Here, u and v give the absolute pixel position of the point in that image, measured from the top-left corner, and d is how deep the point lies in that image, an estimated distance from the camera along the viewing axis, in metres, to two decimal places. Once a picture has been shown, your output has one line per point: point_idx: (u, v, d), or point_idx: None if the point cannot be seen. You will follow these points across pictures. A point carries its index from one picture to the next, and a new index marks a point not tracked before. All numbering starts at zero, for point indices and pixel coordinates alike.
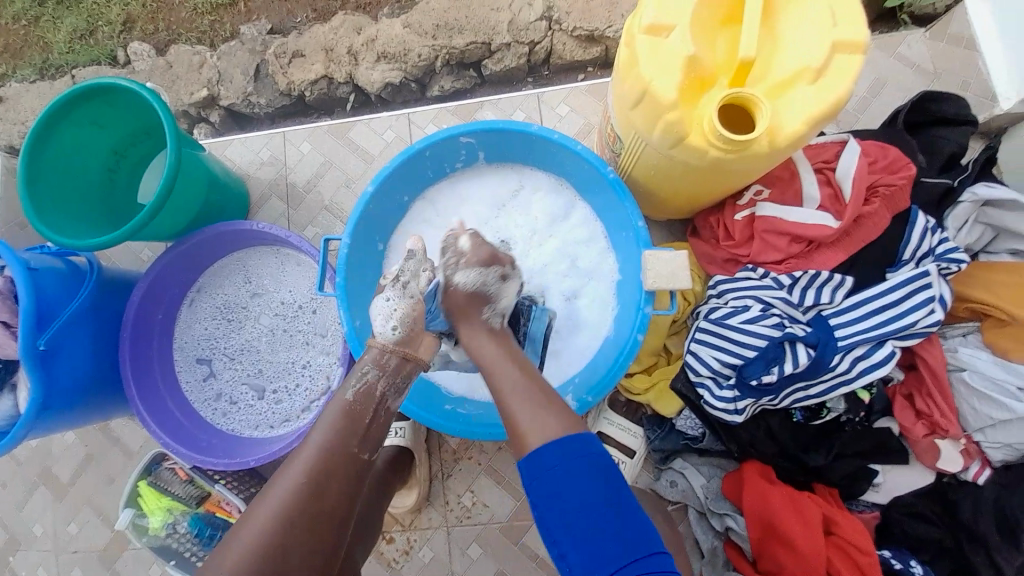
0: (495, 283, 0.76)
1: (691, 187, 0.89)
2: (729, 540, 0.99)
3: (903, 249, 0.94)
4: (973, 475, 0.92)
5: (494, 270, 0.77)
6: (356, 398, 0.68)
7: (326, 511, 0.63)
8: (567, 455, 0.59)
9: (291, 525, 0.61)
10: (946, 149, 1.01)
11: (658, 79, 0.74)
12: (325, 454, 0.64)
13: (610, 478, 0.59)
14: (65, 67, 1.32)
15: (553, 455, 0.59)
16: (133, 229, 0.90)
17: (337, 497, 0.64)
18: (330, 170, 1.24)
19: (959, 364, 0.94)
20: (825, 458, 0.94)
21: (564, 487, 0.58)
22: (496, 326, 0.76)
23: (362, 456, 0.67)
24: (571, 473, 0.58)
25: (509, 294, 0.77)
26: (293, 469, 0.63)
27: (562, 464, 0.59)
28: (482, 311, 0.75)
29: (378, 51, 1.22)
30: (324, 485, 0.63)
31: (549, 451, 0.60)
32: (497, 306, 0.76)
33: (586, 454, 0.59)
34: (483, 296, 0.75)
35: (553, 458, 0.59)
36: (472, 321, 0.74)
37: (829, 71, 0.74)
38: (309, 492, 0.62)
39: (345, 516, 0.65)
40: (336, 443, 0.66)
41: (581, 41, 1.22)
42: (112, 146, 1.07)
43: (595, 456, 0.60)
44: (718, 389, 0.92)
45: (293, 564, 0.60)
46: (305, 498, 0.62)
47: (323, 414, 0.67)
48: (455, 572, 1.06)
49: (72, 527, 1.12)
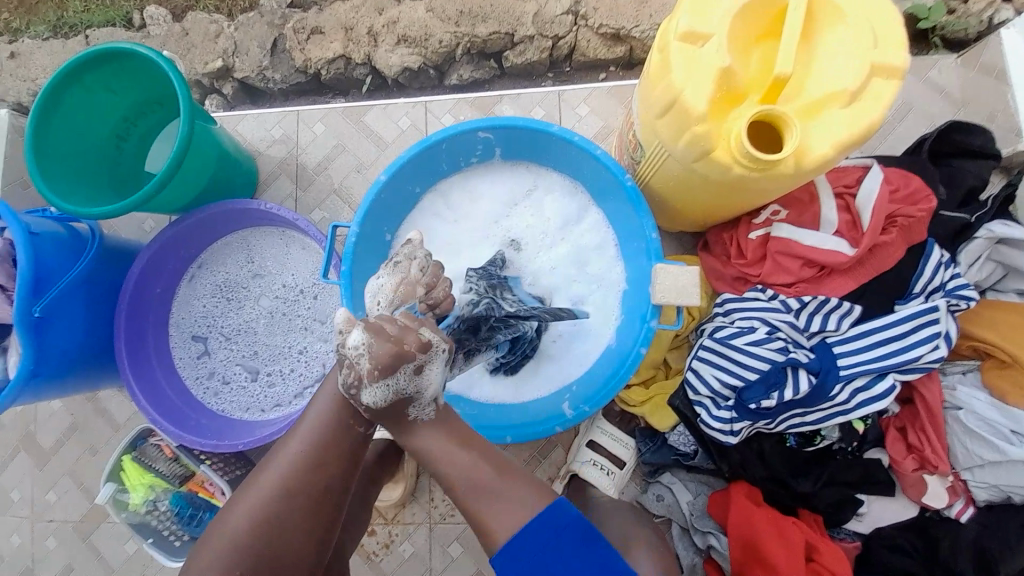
0: (408, 382, 0.60)
1: (710, 202, 0.87)
2: (710, 558, 0.98)
3: (914, 282, 0.93)
4: (957, 513, 0.92)
5: (404, 369, 0.59)
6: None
7: (323, 490, 0.62)
8: (542, 531, 0.60)
9: (287, 504, 0.61)
10: (966, 182, 1.00)
11: (688, 89, 0.72)
12: (313, 456, 0.63)
13: (588, 539, 0.62)
14: (80, 26, 1.30)
15: (529, 533, 0.60)
16: (143, 198, 0.89)
17: (332, 477, 0.63)
18: (341, 154, 1.22)
19: (956, 403, 0.93)
20: (813, 484, 0.93)
21: (546, 566, 0.59)
22: (431, 416, 0.64)
23: (358, 430, 0.66)
24: (549, 551, 0.60)
25: (433, 386, 0.62)
26: (293, 446, 0.64)
27: (537, 545, 0.60)
28: (408, 412, 0.63)
29: (399, 34, 1.19)
30: (323, 460, 0.63)
31: (523, 534, 0.60)
32: (422, 401, 0.63)
33: (560, 524, 0.61)
34: (404, 400, 0.62)
35: (530, 536, 0.60)
36: (404, 425, 0.64)
37: (864, 96, 0.72)
38: (305, 470, 0.62)
39: (340, 494, 0.64)
40: (335, 418, 0.65)
41: (606, 40, 1.19)
42: (125, 112, 1.06)
43: (572, 523, 0.61)
44: (716, 408, 0.91)
45: (287, 546, 0.60)
46: (303, 475, 0.62)
47: (318, 403, 0.67)
48: (434, 568, 1.06)
49: (50, 495, 1.13)
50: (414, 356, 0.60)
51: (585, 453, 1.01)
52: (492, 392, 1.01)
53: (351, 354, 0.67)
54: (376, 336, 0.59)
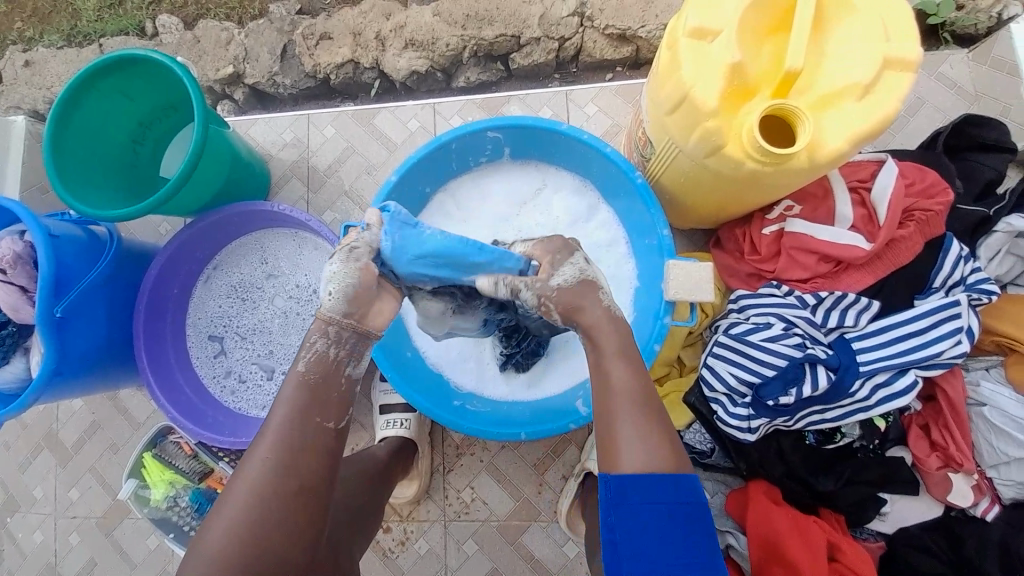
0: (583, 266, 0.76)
1: (721, 197, 0.86)
2: (729, 557, 0.96)
3: (934, 276, 0.91)
4: (982, 511, 0.91)
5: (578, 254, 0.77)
6: (308, 368, 0.66)
7: (297, 488, 0.61)
8: (658, 492, 0.60)
9: (262, 510, 0.59)
10: (984, 176, 0.98)
11: (698, 85, 0.72)
12: (296, 448, 0.62)
13: (696, 524, 0.60)
14: (93, 35, 1.32)
15: (646, 488, 0.60)
16: (157, 200, 0.90)
17: (307, 477, 0.62)
18: (351, 156, 1.23)
19: (979, 399, 0.91)
20: (834, 483, 0.92)
21: (643, 522, 0.59)
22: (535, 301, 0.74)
23: (328, 425, 0.65)
24: (655, 511, 0.59)
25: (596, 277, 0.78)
26: (257, 454, 0.62)
27: (646, 502, 0.59)
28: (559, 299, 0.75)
29: (406, 38, 1.20)
30: (293, 462, 0.61)
31: (639, 486, 0.60)
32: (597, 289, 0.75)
33: (678, 494, 0.60)
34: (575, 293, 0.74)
35: (643, 494, 0.59)
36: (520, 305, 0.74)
37: (878, 88, 0.72)
38: (279, 468, 0.61)
39: (322, 490, 0.63)
40: (307, 421, 0.64)
41: (613, 41, 1.19)
42: (141, 117, 1.07)
43: (689, 502, 0.60)
44: (733, 406, 0.91)
45: (274, 548, 0.59)
46: (276, 479, 0.60)
47: (280, 406, 0.64)
48: (450, 566, 1.06)
49: (73, 492, 1.14)
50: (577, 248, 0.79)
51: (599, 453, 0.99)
52: (503, 392, 1.00)
53: (311, 348, 0.67)
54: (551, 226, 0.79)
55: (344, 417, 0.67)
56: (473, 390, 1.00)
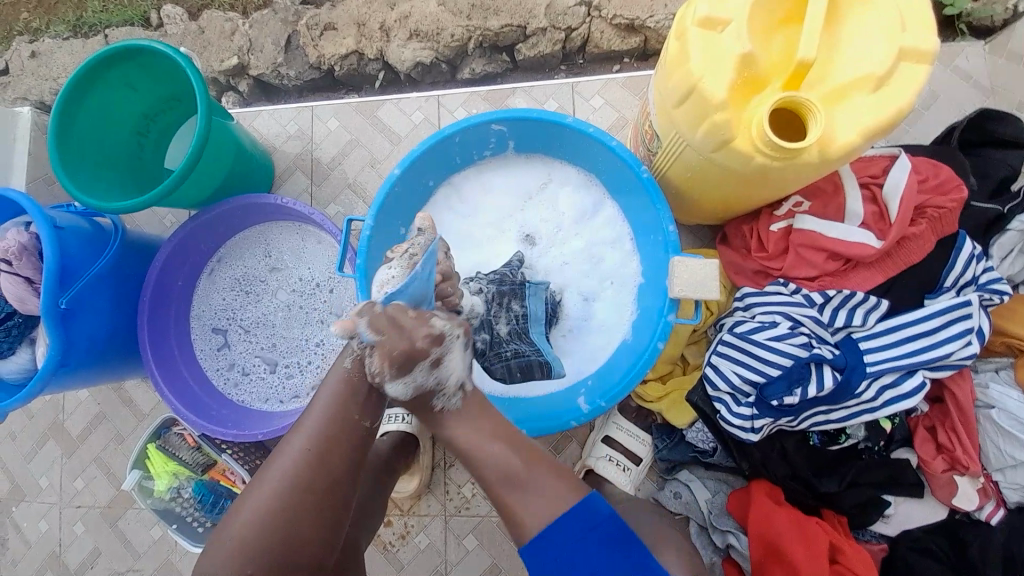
0: (428, 375, 0.65)
1: (728, 192, 0.85)
2: (728, 557, 0.96)
3: (945, 276, 0.89)
4: (987, 515, 0.89)
5: (421, 365, 0.64)
6: (353, 366, 0.66)
7: (328, 484, 0.62)
8: (573, 527, 0.63)
9: (293, 503, 0.60)
10: (999, 172, 0.95)
11: (707, 77, 0.70)
12: (330, 442, 0.63)
13: (619, 540, 0.64)
14: (98, 26, 1.31)
15: (559, 528, 0.63)
16: (160, 193, 0.89)
17: (337, 475, 0.62)
18: (354, 149, 1.22)
19: (988, 401, 0.90)
20: (838, 485, 0.91)
21: (573, 556, 0.62)
22: (456, 405, 0.68)
23: (364, 425, 0.66)
24: (580, 544, 0.62)
25: (456, 370, 0.67)
26: (294, 441, 0.63)
27: (566, 537, 0.62)
28: (434, 402, 0.67)
29: (411, 29, 1.19)
30: (326, 457, 0.62)
31: (556, 528, 0.62)
32: (446, 390, 0.67)
33: (591, 525, 0.63)
34: (426, 392, 0.66)
35: (560, 535, 0.62)
36: (431, 414, 0.68)
37: (893, 80, 0.69)
38: (314, 462, 0.62)
39: (349, 491, 0.64)
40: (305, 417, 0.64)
41: (621, 31, 1.17)
42: (144, 109, 1.07)
43: (602, 522, 0.63)
44: (735, 405, 0.89)
45: (297, 537, 0.59)
46: (311, 468, 0.61)
47: (316, 411, 0.65)
48: (449, 560, 1.06)
49: (78, 482, 1.15)
50: (428, 350, 0.64)
51: (601, 448, 0.99)
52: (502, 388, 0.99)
53: (353, 349, 0.66)
54: (382, 326, 0.64)
55: (379, 418, 0.68)
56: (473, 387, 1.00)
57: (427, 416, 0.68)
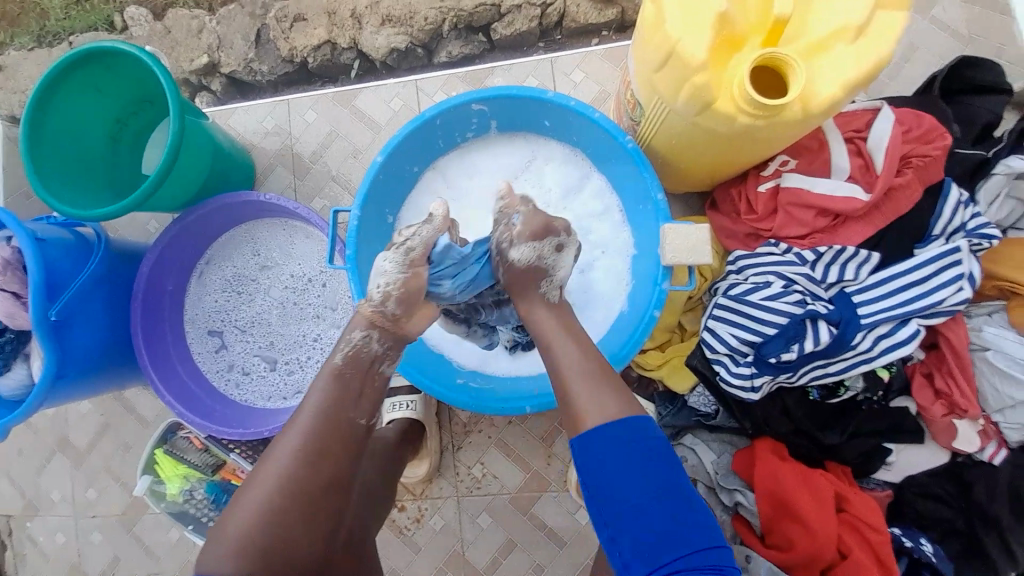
0: (551, 254, 0.78)
1: (716, 156, 0.84)
2: (737, 515, 0.97)
3: (934, 223, 0.90)
4: (989, 456, 0.91)
5: (551, 240, 0.78)
6: (345, 361, 0.68)
7: (328, 480, 0.61)
8: (625, 434, 0.61)
9: (292, 500, 0.59)
10: (981, 119, 0.96)
11: (685, 39, 0.69)
12: (331, 436, 0.63)
13: (668, 462, 0.60)
14: (63, 34, 1.27)
15: (611, 432, 0.61)
16: (140, 197, 0.88)
17: (338, 465, 0.63)
18: (335, 140, 1.20)
19: (982, 343, 0.91)
20: (840, 437, 0.93)
21: (621, 467, 0.59)
22: (554, 298, 0.77)
23: (361, 422, 0.67)
24: (628, 462, 0.59)
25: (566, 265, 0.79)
26: (288, 441, 0.62)
27: (619, 444, 0.60)
28: (541, 284, 0.77)
29: (383, 14, 1.16)
30: (324, 451, 0.62)
31: (602, 441, 0.61)
32: (553, 279, 0.78)
33: (644, 439, 0.60)
34: (541, 271, 0.77)
35: (608, 450, 0.60)
36: (530, 294, 0.76)
37: (871, 30, 0.69)
38: (307, 461, 0.61)
39: (346, 485, 0.64)
40: (317, 409, 0.64)
41: (596, 3, 1.16)
42: (115, 114, 1.04)
43: (658, 438, 0.61)
44: (735, 366, 0.91)
45: (295, 533, 0.58)
46: (308, 465, 0.61)
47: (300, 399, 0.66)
48: (465, 539, 1.08)
49: (91, 492, 1.15)
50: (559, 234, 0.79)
51: None
52: (508, 368, 1.01)
53: (349, 341, 0.69)
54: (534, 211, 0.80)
55: (375, 414, 0.69)
56: (477, 368, 1.00)
57: (525, 293, 0.77)
